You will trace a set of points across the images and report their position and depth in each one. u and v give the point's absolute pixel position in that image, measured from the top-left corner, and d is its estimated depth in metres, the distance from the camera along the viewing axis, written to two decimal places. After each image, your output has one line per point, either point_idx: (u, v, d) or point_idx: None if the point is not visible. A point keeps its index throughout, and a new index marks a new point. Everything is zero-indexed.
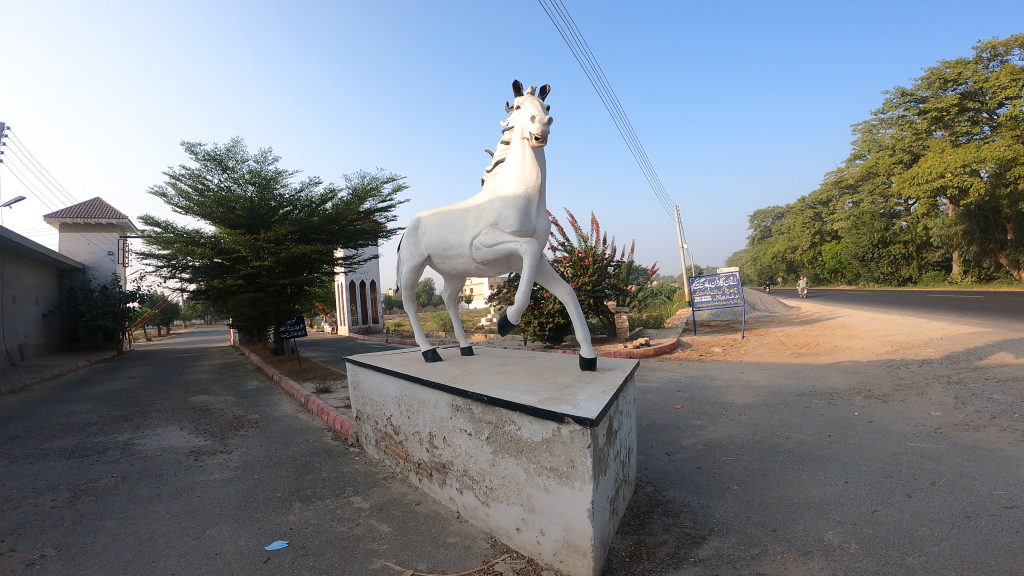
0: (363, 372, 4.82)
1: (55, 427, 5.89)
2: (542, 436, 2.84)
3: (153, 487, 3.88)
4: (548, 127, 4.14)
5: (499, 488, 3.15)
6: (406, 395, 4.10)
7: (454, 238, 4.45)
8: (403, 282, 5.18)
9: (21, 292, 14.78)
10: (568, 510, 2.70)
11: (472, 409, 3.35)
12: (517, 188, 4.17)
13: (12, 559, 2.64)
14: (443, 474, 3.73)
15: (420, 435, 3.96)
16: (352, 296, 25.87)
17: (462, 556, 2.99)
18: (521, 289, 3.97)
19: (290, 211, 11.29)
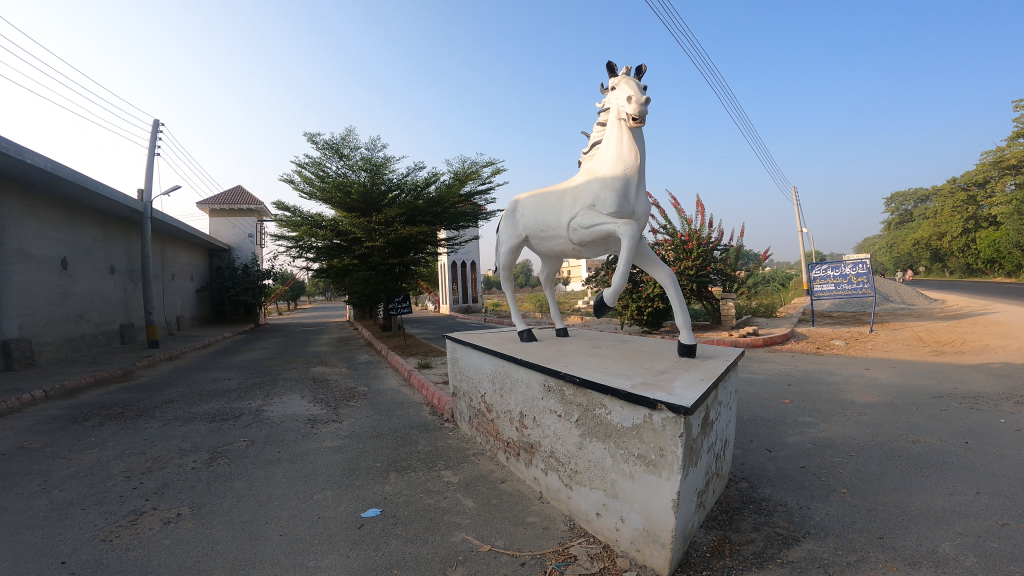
0: (461, 350, 5.08)
1: (203, 392, 6.94)
2: (632, 422, 2.81)
3: (274, 452, 4.47)
4: (645, 107, 4.00)
5: (584, 472, 3.20)
6: (501, 372, 4.24)
7: (552, 220, 4.47)
8: (502, 262, 5.32)
9: (180, 269, 17.21)
10: (651, 499, 2.70)
11: (563, 390, 3.38)
12: (615, 169, 4.09)
13: (156, 517, 3.14)
14: (531, 454, 3.86)
15: (511, 413, 4.11)
16: (456, 275, 26.95)
17: (539, 537, 3.15)
18: (619, 271, 3.90)
19: (398, 195, 11.98)
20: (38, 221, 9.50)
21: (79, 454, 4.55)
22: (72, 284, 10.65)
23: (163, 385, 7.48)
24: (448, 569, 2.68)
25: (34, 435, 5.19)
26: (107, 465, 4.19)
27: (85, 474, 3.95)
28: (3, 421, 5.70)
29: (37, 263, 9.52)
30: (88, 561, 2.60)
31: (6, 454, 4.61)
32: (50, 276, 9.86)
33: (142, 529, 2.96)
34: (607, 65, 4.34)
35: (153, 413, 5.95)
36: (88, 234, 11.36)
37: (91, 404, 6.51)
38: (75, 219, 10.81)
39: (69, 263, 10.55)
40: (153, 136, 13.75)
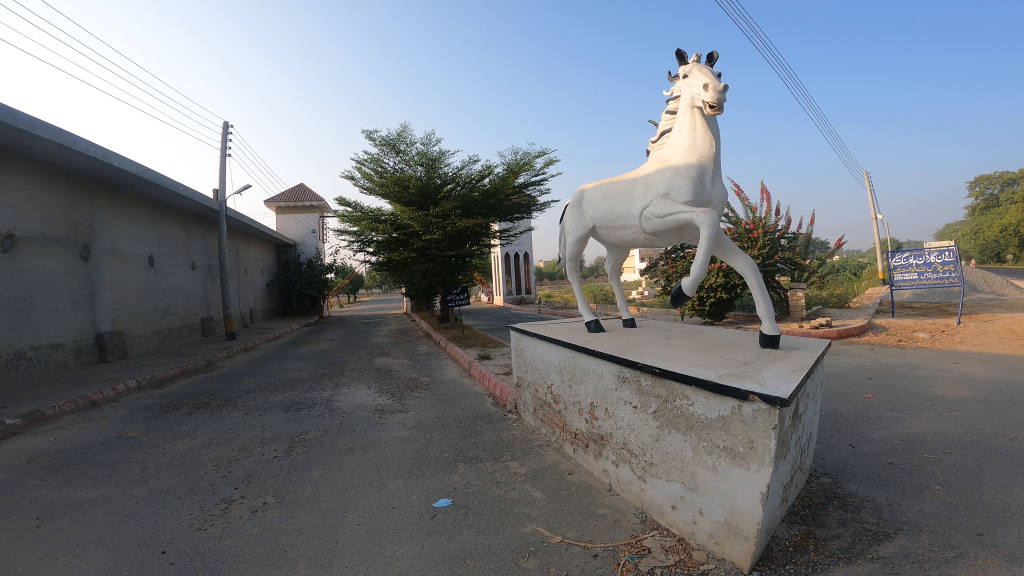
0: (527, 340, 5.06)
1: (278, 382, 7.27)
2: (718, 413, 2.70)
3: (347, 442, 4.61)
4: (723, 94, 3.82)
5: (660, 464, 3.12)
6: (571, 363, 4.19)
7: (622, 209, 4.36)
8: (568, 253, 5.28)
9: (251, 264, 18.07)
10: (735, 492, 2.61)
11: (640, 381, 3.30)
12: (689, 157, 3.94)
13: (243, 505, 3.29)
14: (600, 445, 3.81)
15: (581, 405, 4.06)
16: (507, 269, 27.01)
17: (610, 528, 3.10)
18: (698, 260, 3.75)
19: (453, 188, 12.09)
20: (126, 221, 10.14)
21: (170, 443, 4.85)
22: (158, 280, 11.35)
23: (241, 375, 7.87)
24: (521, 559, 2.67)
25: (130, 423, 5.57)
26: (196, 454, 4.44)
27: (177, 464, 4.19)
28: (103, 410, 6.16)
29: (128, 261, 10.19)
30: (185, 550, 2.73)
31: (107, 442, 4.97)
32: (138, 273, 10.54)
33: (232, 518, 3.10)
34: (676, 52, 4.19)
35: (235, 402, 6.28)
36: (171, 233, 12.05)
37: (179, 393, 6.94)
38: (158, 218, 11.48)
39: (155, 259, 11.24)
40: (223, 137, 14.40)
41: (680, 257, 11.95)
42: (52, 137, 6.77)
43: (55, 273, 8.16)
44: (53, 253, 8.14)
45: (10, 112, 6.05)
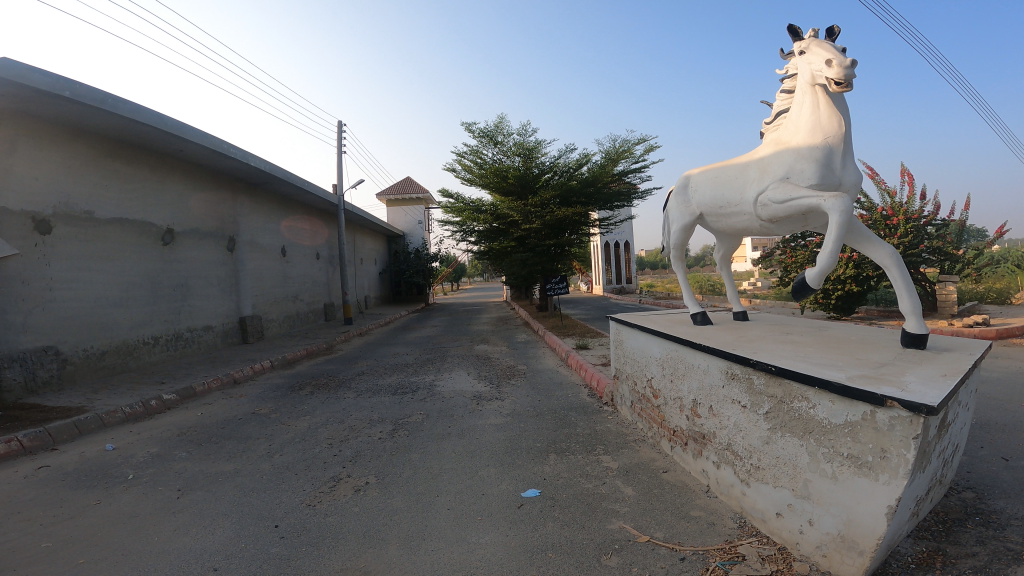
0: (627, 332, 4.95)
1: (386, 365, 7.78)
2: (844, 418, 2.45)
3: (445, 426, 4.86)
4: (851, 70, 3.47)
5: (768, 469, 2.91)
6: (674, 357, 4.02)
7: (733, 195, 4.08)
8: (672, 241, 5.05)
9: (366, 254, 19.38)
10: (856, 503, 2.39)
11: (751, 379, 3.07)
12: (812, 138, 3.60)
13: (349, 484, 3.58)
14: (701, 445, 3.65)
15: (682, 401, 3.89)
16: (608, 257, 26.57)
17: (703, 532, 2.99)
18: (826, 250, 3.41)
19: (551, 177, 12.08)
20: (262, 215, 11.29)
21: (293, 421, 5.39)
22: (289, 269, 12.55)
23: (356, 358, 8.53)
24: (603, 556, 2.66)
25: (262, 401, 6.26)
26: (314, 432, 4.91)
27: (298, 441, 4.64)
28: (242, 387, 6.99)
29: (264, 252, 11.37)
30: (295, 525, 3.03)
31: (243, 418, 5.62)
32: (273, 263, 11.72)
33: (337, 497, 3.38)
34: (791, 29, 3.85)
35: (349, 384, 6.83)
36: (299, 225, 13.25)
37: (303, 373, 7.68)
38: (288, 212, 12.67)
39: (286, 250, 12.43)
40: (338, 136, 15.50)
41: (800, 245, 11.06)
42: (199, 140, 7.69)
43: (207, 263, 9.30)
44: (204, 246, 9.28)
45: (166, 120, 6.97)
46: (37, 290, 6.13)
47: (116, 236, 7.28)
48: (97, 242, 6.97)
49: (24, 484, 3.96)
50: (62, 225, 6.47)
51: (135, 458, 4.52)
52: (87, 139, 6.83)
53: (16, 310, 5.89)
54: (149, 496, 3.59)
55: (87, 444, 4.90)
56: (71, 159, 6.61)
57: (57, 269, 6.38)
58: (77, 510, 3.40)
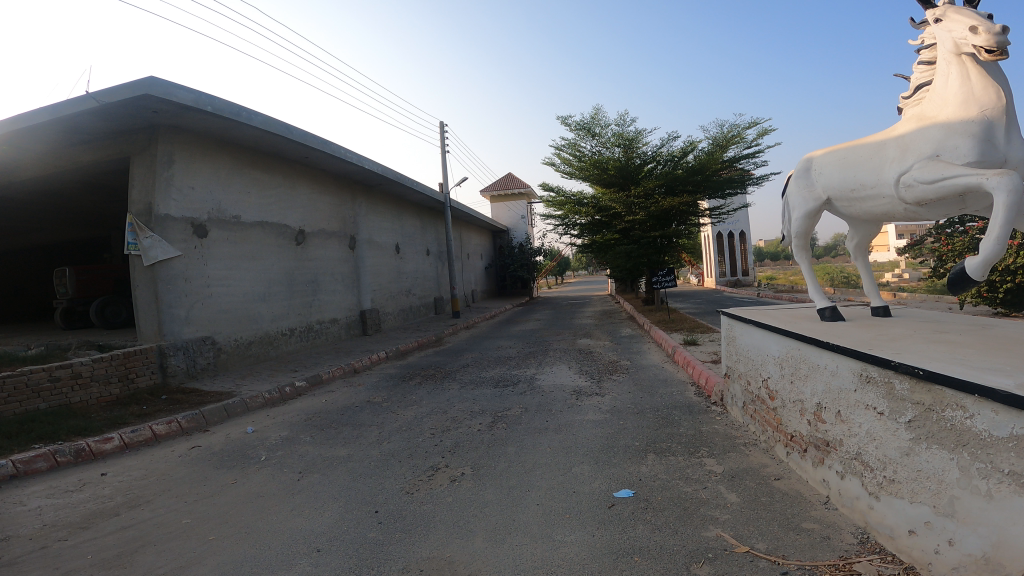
0: (740, 328, 4.61)
1: (490, 358, 8.02)
2: (1008, 431, 2.03)
3: (543, 421, 5.08)
4: (1003, 36, 3.02)
5: (904, 482, 2.56)
6: (795, 356, 3.64)
7: (868, 176, 3.54)
8: (788, 230, 4.49)
9: (474, 249, 20.01)
10: (1010, 525, 2.01)
11: (891, 384, 2.67)
12: (965, 111, 3.09)
13: (446, 474, 4.00)
14: (825, 452, 3.30)
15: (804, 404, 3.53)
16: (723, 248, 25.12)
17: (815, 545, 2.75)
18: (990, 236, 2.89)
19: (654, 167, 11.68)
20: (379, 215, 12.09)
21: (403, 410, 5.76)
22: (403, 265, 13.32)
23: (462, 350, 8.85)
24: (694, 565, 2.59)
25: (377, 389, 6.73)
26: (420, 421, 5.32)
27: (404, 430, 5.10)
28: (361, 376, 7.56)
29: (381, 249, 12.15)
30: (393, 511, 3.46)
31: (359, 405, 6.09)
32: (389, 259, 12.51)
33: (436, 486, 3.80)
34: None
35: (455, 375, 7.14)
36: (411, 224, 14.02)
37: (414, 364, 8.12)
38: (401, 211, 13.45)
39: (400, 248, 13.21)
40: (443, 137, 16.12)
41: (955, 232, 9.64)
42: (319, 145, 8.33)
43: (332, 261, 10.12)
44: (330, 245, 10.11)
45: (292, 130, 7.71)
46: (198, 287, 7.04)
47: (258, 238, 8.17)
48: (243, 243, 7.85)
49: (181, 462, 4.64)
50: (216, 228, 7.37)
51: (268, 440, 5.09)
52: (231, 151, 7.70)
53: (181, 303, 6.80)
54: (274, 477, 4.20)
55: (231, 426, 5.59)
56: (219, 168, 7.47)
57: (213, 268, 7.29)
58: (216, 488, 4.07)
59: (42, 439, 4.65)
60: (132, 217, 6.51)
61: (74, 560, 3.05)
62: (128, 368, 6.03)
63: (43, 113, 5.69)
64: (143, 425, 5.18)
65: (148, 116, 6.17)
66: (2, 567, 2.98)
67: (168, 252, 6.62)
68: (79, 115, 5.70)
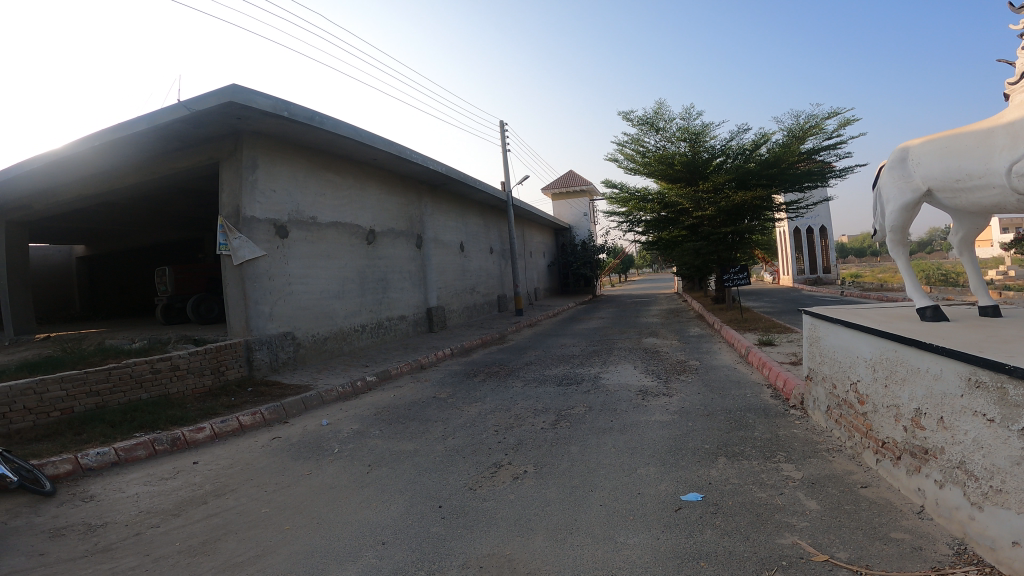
0: (825, 327, 4.34)
1: (553, 356, 7.99)
2: None
3: (607, 420, 4.98)
4: None
5: (1012, 493, 2.34)
6: (890, 358, 3.38)
7: (974, 166, 3.24)
8: (881, 225, 4.19)
9: (535, 247, 20.00)
10: None
11: (1002, 388, 2.43)
12: None
13: (509, 471, 4.01)
14: (921, 460, 3.06)
15: (900, 410, 3.28)
16: (801, 244, 23.86)
17: (904, 556, 2.57)
18: None
19: (724, 160, 11.28)
20: (444, 215, 12.32)
21: (467, 406, 5.85)
22: (467, 263, 13.51)
23: (526, 348, 8.86)
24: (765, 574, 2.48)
25: (442, 385, 6.85)
26: (484, 418, 5.38)
27: (468, 425, 5.18)
28: (427, 372, 7.73)
29: (446, 248, 12.36)
30: (455, 507, 3.50)
31: (426, 401, 6.22)
32: (454, 257, 12.72)
33: (498, 483, 3.82)
34: None
35: (518, 372, 7.16)
36: (475, 223, 14.19)
37: (478, 361, 8.21)
38: (465, 210, 13.63)
39: (465, 246, 13.41)
40: (503, 135, 16.20)
41: None
42: (387, 148, 8.56)
43: (401, 259, 10.40)
44: (398, 244, 10.38)
45: (362, 132, 7.96)
46: (280, 285, 7.41)
47: (333, 237, 8.51)
48: (319, 243, 8.20)
49: (262, 452, 4.89)
50: (295, 229, 7.73)
51: (340, 433, 5.28)
52: (306, 155, 8.05)
53: (266, 300, 7.18)
54: (345, 469, 4.36)
55: (308, 418, 5.86)
56: (297, 172, 7.83)
57: (293, 267, 7.65)
58: (295, 478, 4.27)
59: (141, 428, 5.03)
60: (223, 219, 6.93)
61: (163, 547, 3.27)
62: (219, 361, 6.43)
63: (141, 121, 6.16)
64: (231, 416, 5.52)
65: (232, 122, 6.55)
66: (101, 552, 3.21)
67: (255, 252, 7.00)
68: (172, 123, 6.12)
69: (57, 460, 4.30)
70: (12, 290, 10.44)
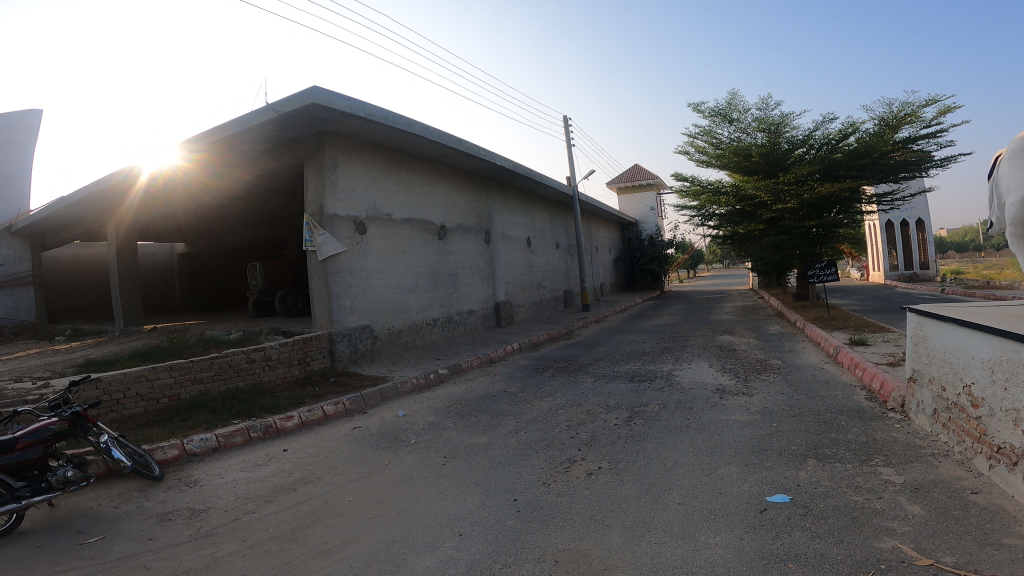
0: (935, 327, 4.09)
1: (623, 352, 7.89)
2: None
3: (684, 418, 4.89)
4: None
5: None
6: (1012, 359, 3.15)
7: None
8: (1000, 216, 3.89)
9: (600, 242, 19.80)
10: None
11: None
12: None
13: (583, 467, 4.01)
14: None
15: (1021, 414, 3.05)
16: (892, 238, 22.46)
17: (1020, 564, 2.40)
18: None
19: (805, 151, 10.80)
20: (510, 210, 12.40)
21: (539, 401, 5.88)
22: (534, 259, 13.57)
23: (594, 344, 8.77)
24: None
25: (512, 380, 6.91)
26: (555, 413, 5.40)
27: (541, 420, 5.22)
28: (496, 366, 7.81)
29: (512, 243, 12.44)
30: (530, 501, 3.53)
31: (497, 394, 6.30)
32: (521, 253, 12.79)
33: (573, 478, 3.83)
34: None
35: (588, 368, 7.13)
36: (541, 218, 14.19)
37: (547, 356, 8.21)
38: (530, 205, 13.66)
39: (531, 241, 13.46)
40: (567, 129, 16.07)
41: None
42: (456, 145, 8.68)
43: (470, 255, 10.54)
44: (467, 240, 10.52)
45: (432, 130, 8.07)
46: (359, 279, 7.69)
47: (407, 233, 8.73)
48: (394, 239, 8.44)
49: (346, 441, 5.10)
50: (372, 226, 7.99)
51: (417, 424, 5.43)
52: (382, 154, 8.29)
53: (347, 295, 7.47)
54: (423, 461, 4.48)
55: (386, 409, 6.05)
56: (373, 170, 8.08)
57: (371, 262, 7.92)
58: (376, 468, 4.43)
59: (239, 415, 5.36)
60: (308, 217, 7.31)
61: (257, 533, 3.46)
62: (305, 352, 6.76)
63: (232, 125, 6.53)
64: (316, 405, 5.78)
65: (315, 123, 6.83)
66: (203, 537, 3.43)
67: (337, 248, 7.29)
68: (260, 125, 6.46)
69: (165, 445, 4.64)
70: (122, 283, 11.35)
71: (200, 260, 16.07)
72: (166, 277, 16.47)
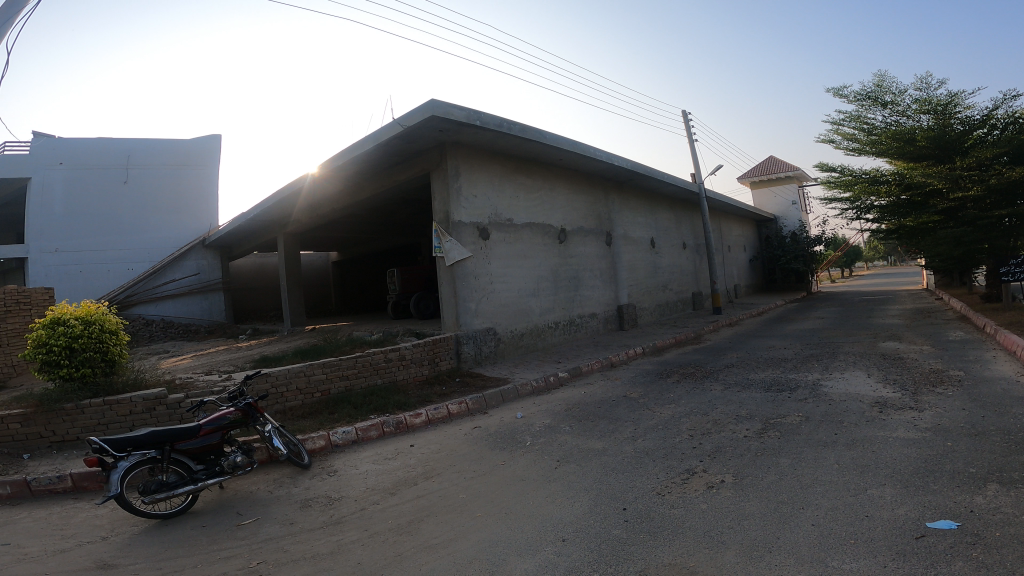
0: None
1: (760, 359, 7.22)
2: None
3: (830, 433, 4.32)
4: None
5: None
6: None
7: None
8: None
9: (734, 241, 18.44)
10: None
11: None
12: None
13: (703, 479, 3.71)
14: None
15: None
16: None
17: None
18: None
19: (987, 132, 9.15)
20: (633, 210, 12.06)
21: (660, 408, 5.59)
22: (660, 260, 13.03)
23: (726, 349, 8.15)
24: None
25: (633, 385, 6.67)
26: (678, 421, 5.08)
27: (660, 428, 4.95)
28: (618, 371, 7.59)
29: (636, 244, 12.07)
30: (641, 511, 3.35)
31: (616, 400, 6.10)
32: (645, 254, 12.36)
33: (691, 490, 3.57)
34: None
35: (718, 375, 6.63)
36: (665, 217, 13.60)
37: (674, 361, 7.80)
38: (655, 205, 13.18)
39: (656, 242, 12.93)
40: (689, 125, 15.27)
41: None
42: (573, 147, 8.64)
43: (592, 257, 10.41)
44: (588, 242, 10.41)
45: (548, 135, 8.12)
46: (484, 283, 7.95)
47: (528, 238, 8.87)
48: (516, 244, 8.60)
49: (465, 440, 5.28)
50: (494, 231, 8.22)
51: (533, 427, 5.45)
52: (501, 161, 8.52)
53: (472, 298, 7.76)
54: (535, 463, 4.48)
55: (505, 410, 6.16)
56: (494, 178, 8.34)
57: (494, 267, 8.15)
58: (490, 467, 4.51)
59: (375, 411, 5.80)
60: (437, 225, 7.74)
61: (378, 523, 3.69)
62: (435, 353, 7.14)
63: (367, 142, 7.15)
64: (441, 404, 6.06)
65: (436, 135, 7.23)
66: (333, 523, 3.75)
67: (463, 253, 7.62)
68: (390, 140, 6.99)
69: (314, 436, 5.17)
70: (289, 289, 12.93)
71: (350, 268, 17.77)
72: (322, 284, 18.44)
